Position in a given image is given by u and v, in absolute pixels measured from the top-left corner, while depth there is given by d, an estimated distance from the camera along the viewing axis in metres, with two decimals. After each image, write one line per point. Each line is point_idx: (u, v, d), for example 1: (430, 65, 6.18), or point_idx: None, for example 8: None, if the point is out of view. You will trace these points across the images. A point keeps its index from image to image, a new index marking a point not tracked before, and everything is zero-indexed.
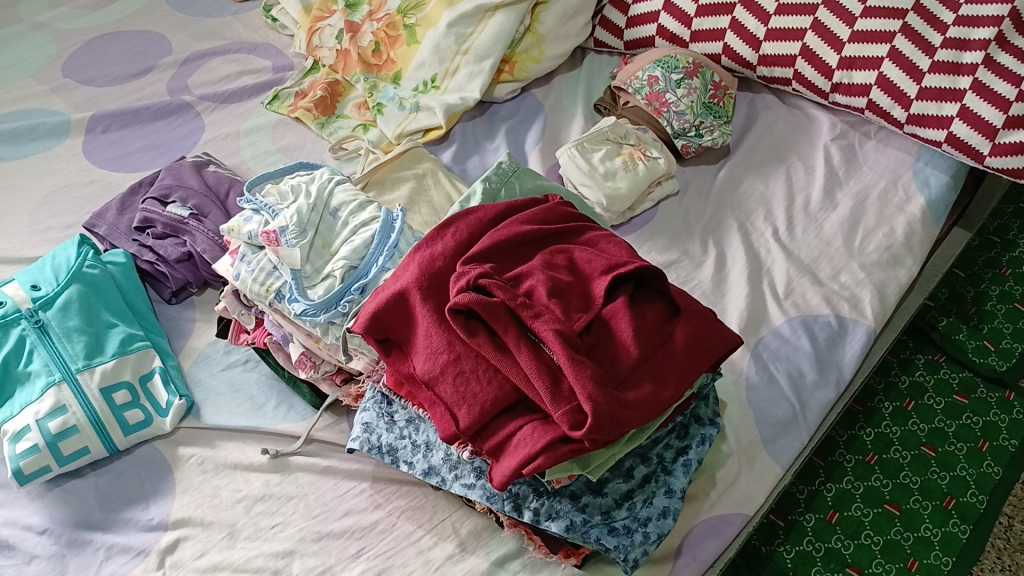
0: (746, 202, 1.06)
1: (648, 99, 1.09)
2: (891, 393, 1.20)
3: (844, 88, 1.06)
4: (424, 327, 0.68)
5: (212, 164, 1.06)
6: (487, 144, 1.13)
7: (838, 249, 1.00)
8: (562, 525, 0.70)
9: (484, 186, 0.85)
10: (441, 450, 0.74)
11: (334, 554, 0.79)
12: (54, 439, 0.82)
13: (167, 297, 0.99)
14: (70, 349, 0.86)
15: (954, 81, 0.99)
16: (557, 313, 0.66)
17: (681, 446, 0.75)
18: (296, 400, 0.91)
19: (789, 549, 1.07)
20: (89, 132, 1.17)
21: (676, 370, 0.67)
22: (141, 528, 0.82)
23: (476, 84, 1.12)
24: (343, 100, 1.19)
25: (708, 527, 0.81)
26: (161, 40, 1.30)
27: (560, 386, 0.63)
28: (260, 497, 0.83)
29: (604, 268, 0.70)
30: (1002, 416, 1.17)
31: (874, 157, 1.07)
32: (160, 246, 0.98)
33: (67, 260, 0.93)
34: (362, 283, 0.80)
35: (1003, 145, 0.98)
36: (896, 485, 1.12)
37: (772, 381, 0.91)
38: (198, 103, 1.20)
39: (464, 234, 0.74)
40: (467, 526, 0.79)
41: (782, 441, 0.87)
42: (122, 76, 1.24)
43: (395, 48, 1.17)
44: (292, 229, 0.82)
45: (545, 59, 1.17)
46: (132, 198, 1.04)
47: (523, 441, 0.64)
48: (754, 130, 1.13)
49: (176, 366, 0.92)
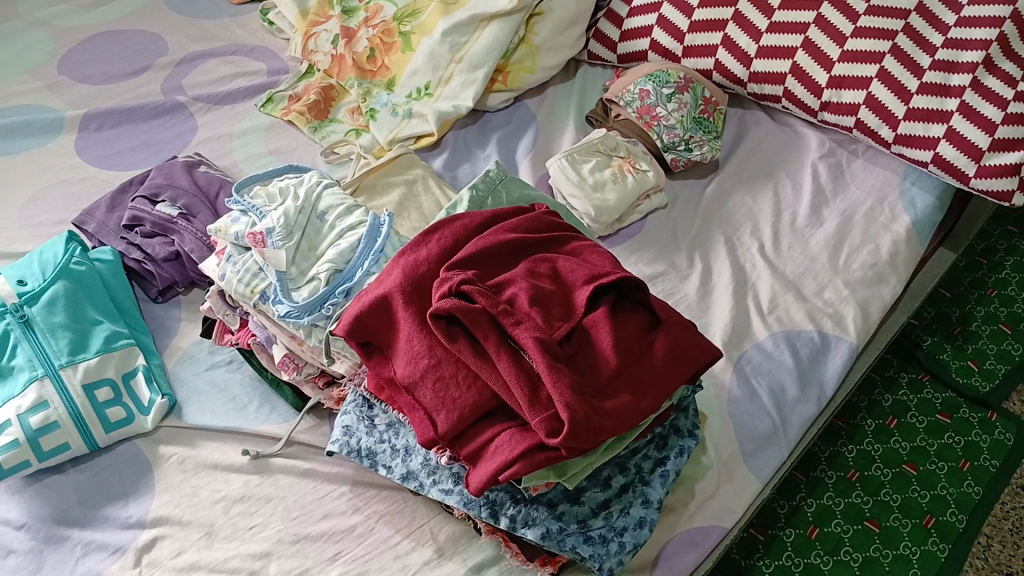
0: (732, 217, 1.07)
1: (639, 112, 1.10)
2: (875, 410, 1.21)
3: (832, 106, 1.07)
4: (405, 331, 0.69)
5: (203, 164, 1.06)
6: (479, 152, 1.14)
7: (823, 265, 1.01)
8: (538, 533, 0.70)
9: (471, 193, 0.85)
10: (420, 454, 0.74)
11: (311, 557, 0.79)
12: (36, 434, 0.82)
13: (153, 296, 0.99)
14: (54, 344, 0.86)
15: (942, 102, 1.00)
16: (538, 321, 0.66)
17: (659, 456, 0.76)
18: (278, 402, 0.91)
19: (768, 563, 1.08)
20: (82, 129, 1.17)
21: (655, 380, 0.67)
22: (120, 525, 0.82)
23: (469, 93, 1.13)
24: (337, 105, 1.19)
25: (686, 539, 0.82)
26: (158, 40, 1.30)
27: (538, 393, 0.63)
28: (239, 497, 0.83)
29: (587, 278, 0.70)
30: (984, 437, 1.18)
31: (861, 176, 1.08)
32: (148, 244, 0.98)
33: (55, 255, 0.93)
34: (346, 287, 0.80)
35: (989, 167, 0.98)
36: (877, 502, 1.12)
37: (754, 395, 0.91)
38: (192, 104, 1.20)
39: (449, 240, 0.74)
40: (446, 532, 0.80)
41: (762, 455, 0.88)
42: (118, 75, 1.25)
43: (390, 54, 1.18)
44: (279, 231, 0.82)
45: (539, 70, 1.18)
46: (122, 196, 1.04)
47: (501, 447, 0.64)
48: (743, 145, 1.14)
49: (160, 365, 0.92)
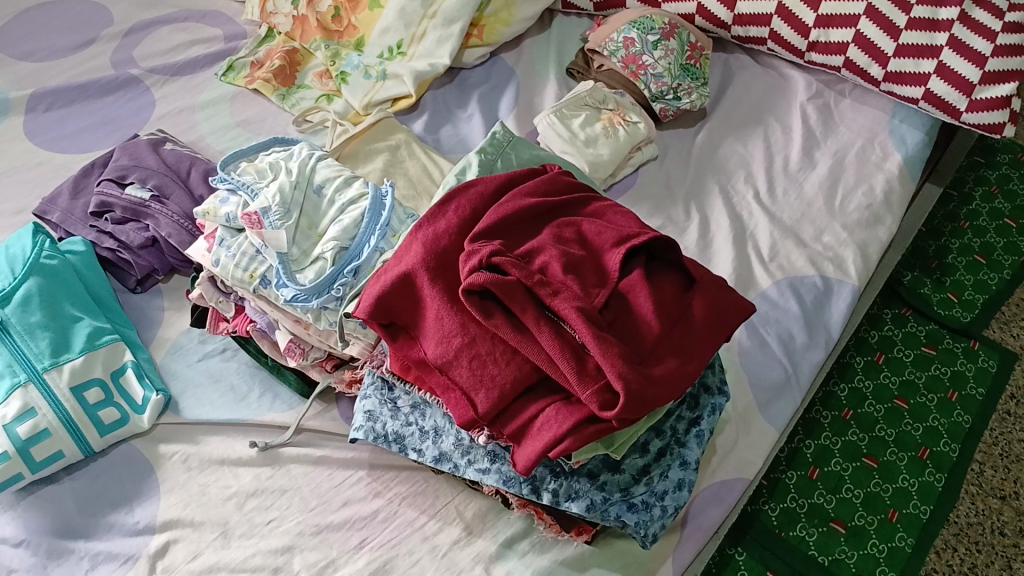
0: (725, 164, 1.05)
1: (625, 61, 1.06)
2: (863, 347, 1.22)
3: (821, 46, 1.05)
4: (434, 309, 0.65)
5: (169, 141, 0.99)
6: (460, 112, 1.09)
7: (820, 209, 1.00)
8: (583, 505, 0.68)
9: (479, 157, 0.81)
10: (451, 435, 0.71)
11: (336, 547, 0.76)
12: (26, 444, 0.76)
13: (132, 286, 0.93)
14: (34, 346, 0.80)
15: (932, 37, 0.98)
16: (575, 289, 0.63)
17: (693, 417, 0.74)
18: (281, 389, 0.87)
19: (773, 507, 1.09)
20: (30, 110, 1.09)
21: (696, 342, 0.65)
22: (127, 532, 0.77)
23: (446, 49, 1.08)
24: (303, 69, 1.12)
25: (711, 494, 0.81)
26: (101, 9, 1.21)
27: (585, 364, 0.60)
28: (252, 492, 0.79)
29: (615, 240, 0.67)
30: (968, 365, 1.20)
31: (850, 116, 1.07)
32: (121, 232, 0.91)
33: (22, 250, 0.86)
34: (355, 265, 0.75)
35: (980, 101, 0.98)
36: (873, 439, 1.14)
37: (763, 345, 0.90)
38: (146, 76, 1.12)
39: (467, 210, 0.70)
40: (472, 509, 0.78)
41: (776, 405, 0.88)
42: (63, 49, 1.16)
43: (357, 13, 1.11)
44: (276, 210, 0.76)
45: (515, 22, 1.13)
46: (85, 180, 0.97)
47: (548, 423, 0.61)
48: (731, 91, 1.12)
49: (149, 359, 0.87)
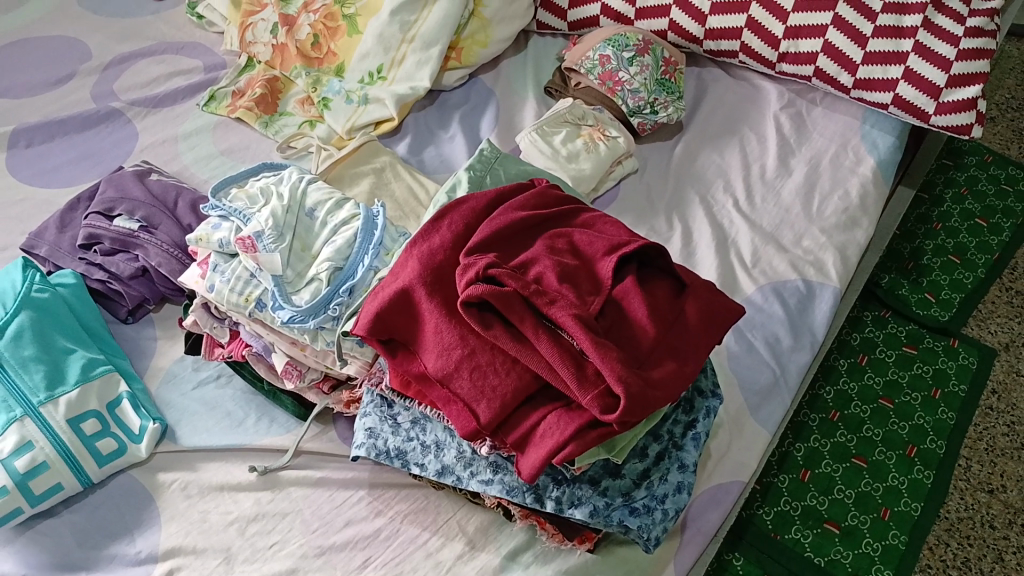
0: (704, 174, 1.07)
1: (601, 78, 1.09)
2: (845, 349, 1.25)
3: (791, 57, 1.08)
4: (432, 323, 0.66)
5: (154, 172, 0.99)
6: (441, 133, 1.11)
7: (798, 215, 1.02)
8: (586, 511, 0.69)
9: (468, 174, 0.83)
10: (453, 448, 0.72)
11: (340, 568, 0.76)
12: (24, 478, 0.76)
13: (123, 317, 0.93)
14: (28, 380, 0.79)
15: (897, 44, 1.02)
16: (572, 298, 0.64)
17: (688, 420, 0.75)
18: (277, 413, 0.87)
19: (768, 510, 1.10)
20: (11, 146, 1.09)
21: (691, 345, 0.66)
22: (129, 562, 0.77)
23: (426, 72, 1.09)
24: (284, 97, 1.13)
25: (709, 498, 0.82)
26: (78, 44, 1.21)
27: (585, 371, 0.61)
28: (253, 517, 0.79)
29: (607, 249, 0.69)
30: (950, 363, 1.23)
31: (823, 123, 1.10)
32: (110, 263, 0.92)
33: (12, 285, 0.86)
34: (350, 284, 0.76)
35: (947, 104, 1.02)
36: (861, 439, 1.15)
37: (751, 348, 0.92)
38: (127, 109, 1.13)
39: (460, 225, 0.72)
40: (474, 523, 0.78)
41: (767, 408, 0.89)
42: (41, 84, 1.16)
43: (336, 40, 1.13)
44: (269, 233, 0.77)
45: (491, 43, 1.15)
46: (71, 214, 0.97)
47: (550, 430, 0.62)
48: (705, 103, 1.15)
49: (144, 389, 0.87)
